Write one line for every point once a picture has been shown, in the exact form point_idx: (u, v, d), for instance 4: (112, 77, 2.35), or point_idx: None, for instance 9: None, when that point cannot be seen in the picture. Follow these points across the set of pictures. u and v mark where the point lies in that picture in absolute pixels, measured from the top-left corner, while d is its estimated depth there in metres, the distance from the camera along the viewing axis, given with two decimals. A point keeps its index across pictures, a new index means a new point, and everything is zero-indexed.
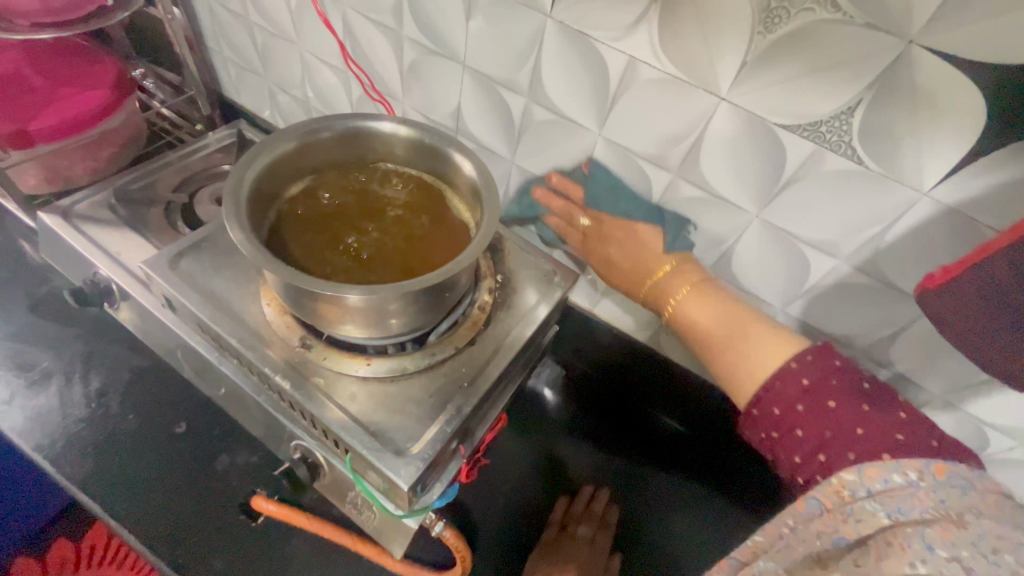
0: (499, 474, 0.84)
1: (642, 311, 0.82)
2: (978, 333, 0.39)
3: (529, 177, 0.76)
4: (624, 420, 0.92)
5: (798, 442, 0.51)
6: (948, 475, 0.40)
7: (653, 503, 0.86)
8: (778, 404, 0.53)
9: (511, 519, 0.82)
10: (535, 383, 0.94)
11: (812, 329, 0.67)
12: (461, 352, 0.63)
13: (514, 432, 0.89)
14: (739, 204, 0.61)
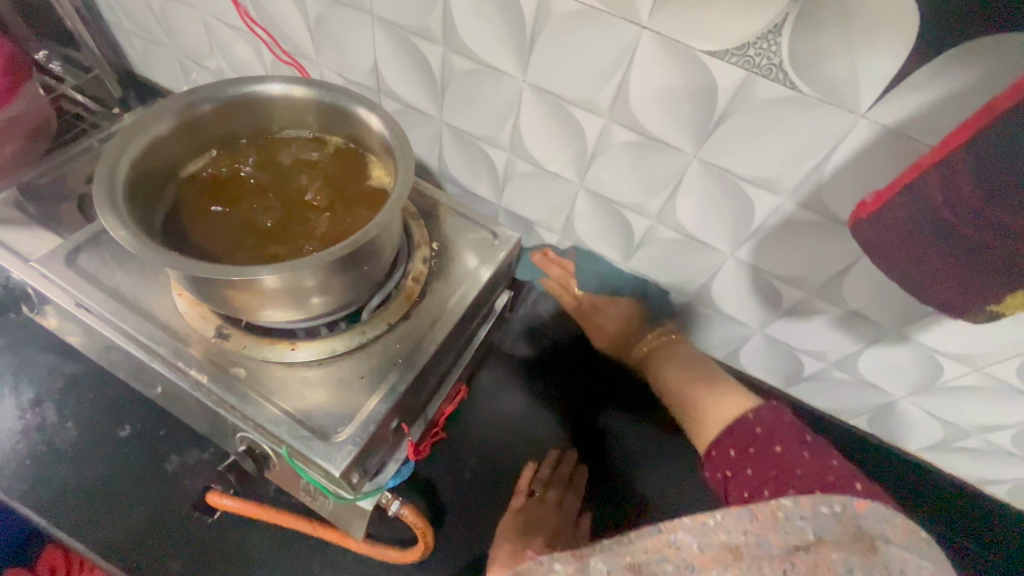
0: (465, 442, 0.84)
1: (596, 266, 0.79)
2: (912, 258, 0.36)
3: (461, 135, 0.71)
4: (602, 386, 0.90)
5: (744, 476, 0.51)
6: (867, 511, 0.44)
7: (630, 461, 0.86)
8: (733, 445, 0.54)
9: (477, 486, 0.81)
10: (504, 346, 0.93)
11: (761, 271, 0.65)
12: (396, 327, 0.59)
13: (483, 404, 0.88)
14: (675, 147, 0.57)
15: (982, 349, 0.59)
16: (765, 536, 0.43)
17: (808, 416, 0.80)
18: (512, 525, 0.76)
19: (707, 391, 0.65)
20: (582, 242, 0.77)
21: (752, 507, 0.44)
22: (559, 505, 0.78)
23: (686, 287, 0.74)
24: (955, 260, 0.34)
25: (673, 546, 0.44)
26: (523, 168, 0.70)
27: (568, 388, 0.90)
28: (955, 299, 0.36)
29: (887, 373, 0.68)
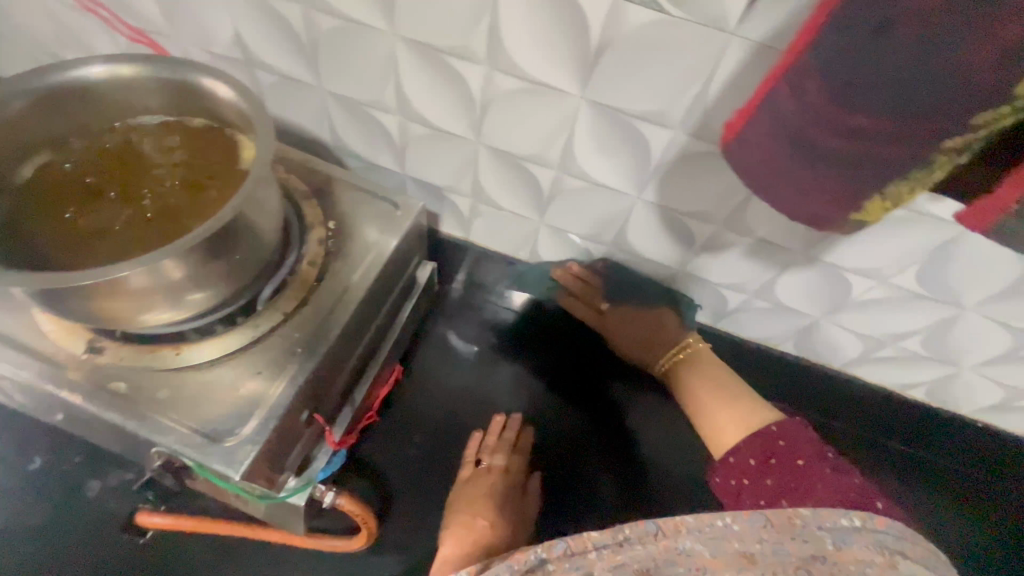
0: (410, 415, 0.84)
1: (514, 226, 0.77)
2: (778, 177, 0.34)
3: (347, 102, 0.66)
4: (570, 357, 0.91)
5: (764, 487, 0.52)
6: (887, 527, 0.45)
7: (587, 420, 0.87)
8: (753, 454, 0.54)
9: (423, 456, 0.81)
10: (449, 307, 0.93)
11: (670, 211, 0.64)
12: (294, 316, 0.56)
13: (431, 371, 0.88)
14: (561, 89, 0.54)
15: (883, 261, 0.60)
16: (782, 544, 0.43)
17: (740, 348, 0.82)
18: (460, 498, 0.76)
19: (723, 401, 0.65)
20: (494, 204, 0.74)
21: (768, 512, 0.44)
22: (506, 472, 0.79)
23: (603, 237, 0.72)
24: (817, 175, 0.32)
25: (683, 556, 0.43)
26: (418, 130, 0.66)
27: (534, 358, 0.90)
28: (828, 214, 0.34)
29: (804, 297, 0.69)
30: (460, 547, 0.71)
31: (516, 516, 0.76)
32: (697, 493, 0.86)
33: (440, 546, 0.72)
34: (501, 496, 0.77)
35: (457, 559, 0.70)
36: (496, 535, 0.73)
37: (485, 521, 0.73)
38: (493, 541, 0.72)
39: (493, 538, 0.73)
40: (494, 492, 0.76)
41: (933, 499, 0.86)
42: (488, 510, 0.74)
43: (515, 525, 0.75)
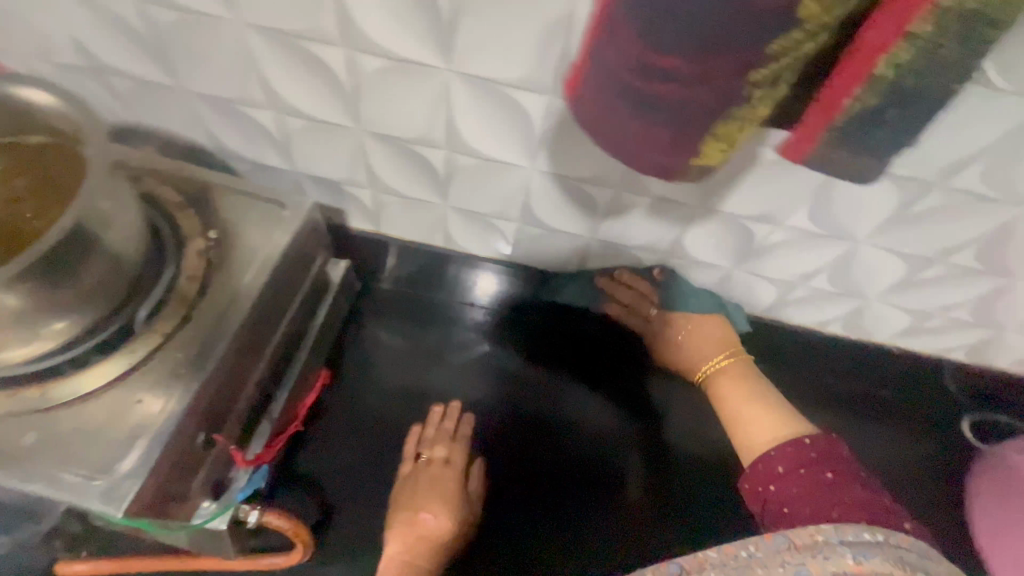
0: (345, 413, 0.82)
1: (421, 213, 0.75)
2: (621, 129, 0.32)
3: (214, 101, 0.62)
4: (535, 349, 0.89)
5: (788, 493, 0.51)
6: (911, 545, 0.42)
7: (538, 401, 0.86)
8: (782, 462, 0.54)
9: (361, 451, 0.80)
10: (384, 302, 0.91)
11: (566, 178, 0.63)
12: (176, 335, 0.52)
13: (370, 360, 0.86)
14: (426, 64, 0.51)
15: (775, 203, 0.61)
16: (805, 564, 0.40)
17: None
18: (404, 494, 0.75)
19: (763, 414, 0.62)
20: (393, 192, 0.71)
21: (790, 533, 0.43)
22: (448, 463, 0.77)
23: (509, 214, 0.71)
24: (647, 124, 0.31)
25: None
26: (296, 124, 0.63)
27: (481, 346, 0.89)
28: (671, 162, 0.33)
29: (712, 248, 0.70)
30: (407, 544, 0.71)
31: (463, 505, 0.75)
32: (659, 474, 0.83)
33: (387, 546, 0.71)
34: (444, 488, 0.74)
35: (404, 557, 0.70)
36: (443, 527, 0.72)
37: (430, 515, 0.72)
38: (440, 534, 0.72)
39: (440, 531, 0.72)
40: (437, 485, 0.74)
41: (865, 427, 0.89)
42: (432, 504, 0.73)
43: (462, 514, 0.74)
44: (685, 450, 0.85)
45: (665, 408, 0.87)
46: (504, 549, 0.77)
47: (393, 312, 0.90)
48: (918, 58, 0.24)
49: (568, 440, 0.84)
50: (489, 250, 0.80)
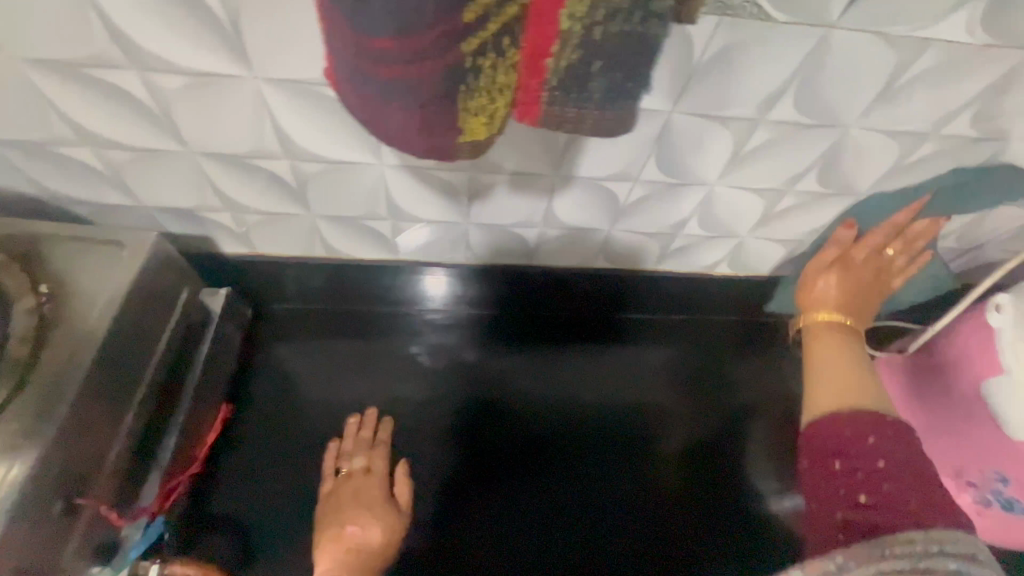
0: (256, 442, 0.78)
1: (289, 226, 0.72)
2: (374, 117, 0.31)
3: (23, 147, 0.57)
4: (505, 338, 0.90)
5: (889, 460, 0.46)
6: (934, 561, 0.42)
7: (478, 390, 0.86)
8: (865, 430, 0.48)
9: (279, 480, 0.76)
10: (287, 322, 0.88)
11: (419, 168, 0.62)
12: (11, 404, 0.49)
13: (282, 380, 0.83)
14: (228, 75, 0.49)
15: (625, 161, 0.61)
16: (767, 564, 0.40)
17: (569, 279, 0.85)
18: (326, 512, 0.72)
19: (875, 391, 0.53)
20: (250, 210, 0.68)
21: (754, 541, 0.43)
22: (368, 471, 0.76)
23: (377, 213, 0.69)
24: (398, 110, 0.30)
25: None
26: (120, 156, 0.59)
27: (415, 350, 0.88)
28: (448, 143, 0.32)
29: (584, 213, 0.71)
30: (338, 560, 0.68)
31: (390, 509, 0.73)
32: (609, 441, 0.83)
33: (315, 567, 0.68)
34: (367, 496, 0.73)
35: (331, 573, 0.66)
36: (373, 534, 0.70)
37: (357, 526, 0.70)
38: (372, 541, 0.70)
39: (372, 540, 0.70)
40: (360, 495, 0.73)
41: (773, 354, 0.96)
42: (357, 512, 0.71)
43: (390, 518, 0.72)
44: (636, 411, 0.86)
45: (625, 371, 0.90)
46: (528, 535, 0.76)
47: (300, 328, 0.87)
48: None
49: (546, 420, 0.84)
50: (372, 251, 0.79)
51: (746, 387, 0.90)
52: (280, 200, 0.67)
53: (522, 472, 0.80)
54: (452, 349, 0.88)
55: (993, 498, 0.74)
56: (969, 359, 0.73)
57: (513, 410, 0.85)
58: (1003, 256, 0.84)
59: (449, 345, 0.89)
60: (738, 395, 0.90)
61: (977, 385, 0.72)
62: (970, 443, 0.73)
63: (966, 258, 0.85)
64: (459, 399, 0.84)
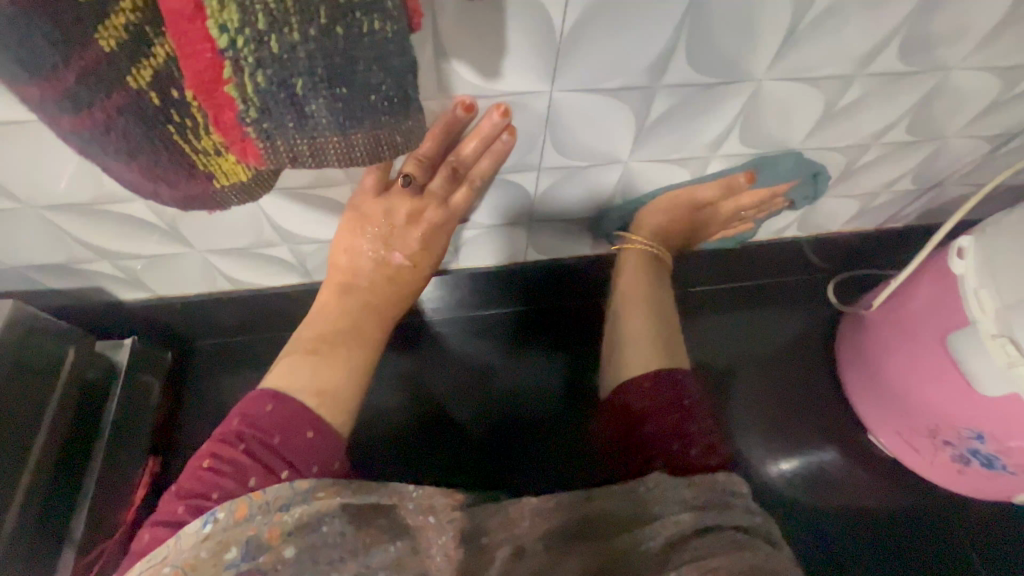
0: None
1: (180, 265, 0.66)
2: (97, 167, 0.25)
3: None
4: (470, 337, 0.84)
5: (669, 411, 0.48)
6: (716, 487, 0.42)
7: (448, 396, 0.81)
8: (651, 383, 0.51)
9: None
10: (219, 353, 0.81)
11: (292, 189, 0.55)
12: None
13: (218, 416, 0.77)
14: (20, 120, 0.42)
15: (518, 150, 0.54)
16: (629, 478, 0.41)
17: (524, 270, 0.79)
18: (349, 223, 0.52)
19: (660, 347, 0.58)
20: (130, 256, 0.63)
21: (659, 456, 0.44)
22: (415, 189, 0.51)
23: (268, 239, 0.63)
24: (107, 162, 0.24)
25: None
26: None
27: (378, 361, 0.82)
28: (200, 190, 0.27)
29: (494, 209, 0.64)
30: (330, 316, 0.51)
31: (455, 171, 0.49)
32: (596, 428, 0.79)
33: (312, 321, 0.51)
34: (384, 218, 0.51)
35: (328, 339, 0.49)
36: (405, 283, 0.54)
37: (403, 258, 0.53)
38: (427, 254, 0.54)
39: (420, 269, 0.54)
40: (406, 222, 0.52)
41: (733, 320, 0.91)
42: (401, 244, 0.52)
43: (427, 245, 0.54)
44: None
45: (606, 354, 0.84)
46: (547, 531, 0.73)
47: (235, 358, 0.81)
48: (240, 12, 0.17)
49: (524, 416, 0.79)
50: (282, 277, 0.72)
51: (715, 346, 0.89)
52: (155, 241, 0.60)
53: (559, 468, 0.76)
54: (467, 351, 0.83)
55: (971, 456, 0.69)
56: (931, 311, 0.68)
57: (489, 411, 0.80)
58: (965, 190, 0.78)
59: (461, 349, 0.84)
60: (716, 354, 0.88)
61: (941, 339, 0.66)
62: (941, 400, 0.68)
63: (925, 197, 0.78)
64: (428, 409, 0.80)
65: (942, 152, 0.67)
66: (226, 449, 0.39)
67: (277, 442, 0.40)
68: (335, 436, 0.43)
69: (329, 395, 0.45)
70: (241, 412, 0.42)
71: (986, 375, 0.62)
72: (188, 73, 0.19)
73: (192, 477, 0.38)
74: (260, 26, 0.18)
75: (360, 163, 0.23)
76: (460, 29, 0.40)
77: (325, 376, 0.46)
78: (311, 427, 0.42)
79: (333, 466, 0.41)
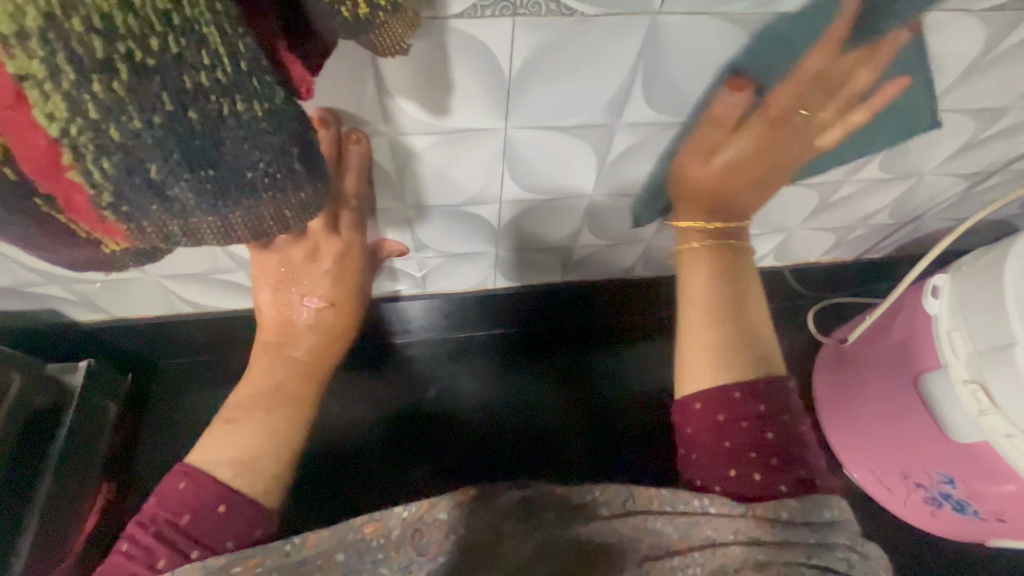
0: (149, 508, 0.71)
1: (135, 289, 0.64)
2: None
3: None
4: (463, 358, 0.83)
5: (757, 436, 0.40)
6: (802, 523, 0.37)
7: (443, 418, 0.80)
8: (722, 408, 0.41)
9: None
10: (183, 370, 0.79)
11: None
12: None
13: (180, 434, 0.76)
14: None
15: (474, 183, 0.52)
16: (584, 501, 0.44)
17: (515, 294, 0.78)
18: (266, 280, 0.50)
19: (748, 337, 0.45)
20: (84, 279, 0.61)
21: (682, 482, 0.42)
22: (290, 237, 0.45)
23: (224, 266, 0.61)
24: None
25: None
26: None
27: (365, 386, 0.81)
28: (87, 254, 0.26)
29: (455, 238, 0.62)
30: (257, 379, 0.49)
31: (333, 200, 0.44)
32: (599, 437, 0.80)
33: (244, 383, 0.49)
34: (284, 265, 0.48)
35: (250, 403, 0.47)
36: (329, 326, 0.51)
37: (319, 300, 0.49)
38: (342, 285, 0.50)
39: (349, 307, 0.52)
40: (304, 260, 0.47)
41: None
42: (308, 284, 0.49)
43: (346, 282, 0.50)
44: (622, 409, 0.82)
45: (602, 368, 0.84)
46: None
47: (200, 376, 0.79)
48: (67, 102, 0.18)
49: (525, 432, 0.79)
50: (241, 301, 0.70)
51: None
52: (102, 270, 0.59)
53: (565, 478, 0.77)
54: (446, 376, 0.82)
55: (942, 499, 0.68)
56: (906, 350, 0.66)
57: (488, 429, 0.79)
58: (946, 223, 0.76)
59: (438, 373, 0.82)
60: None
61: (915, 380, 0.65)
62: (911, 443, 0.67)
63: (905, 230, 0.77)
64: (423, 432, 0.79)
65: (919, 188, 0.65)
66: (140, 530, 0.39)
67: (187, 522, 0.39)
68: (251, 506, 0.41)
69: (248, 464, 0.43)
70: (158, 491, 0.41)
71: (958, 421, 0.61)
72: (23, 158, 0.20)
73: (111, 561, 0.39)
74: (93, 115, 0.19)
75: (240, 239, 0.24)
76: (401, 70, 0.39)
77: (244, 444, 0.44)
78: (223, 500, 0.40)
79: (253, 535, 0.40)
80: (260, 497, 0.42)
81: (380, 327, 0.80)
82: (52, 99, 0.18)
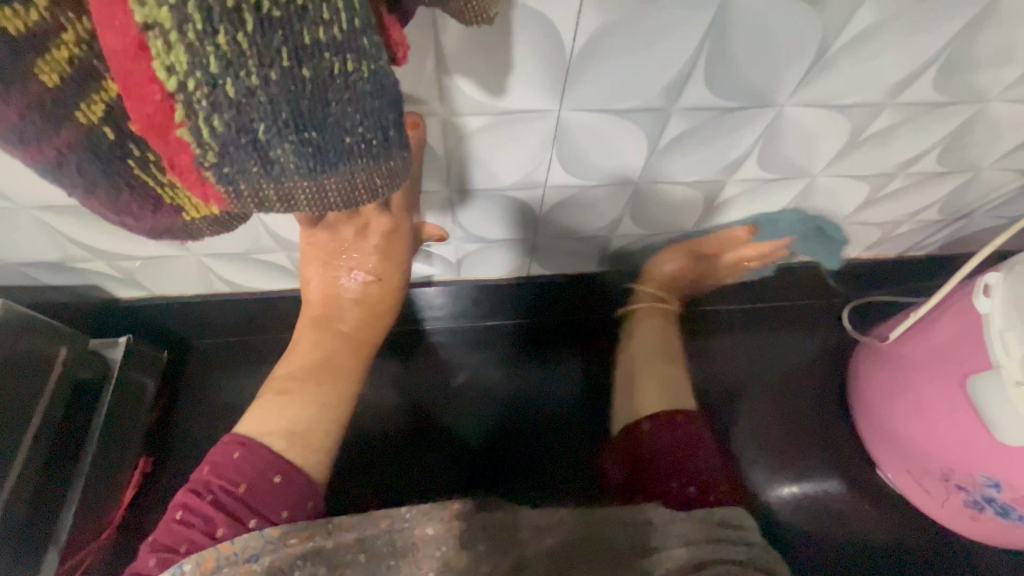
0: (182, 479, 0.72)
1: (175, 266, 0.65)
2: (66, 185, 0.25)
3: None
4: (490, 343, 0.83)
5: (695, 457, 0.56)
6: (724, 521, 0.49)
7: (469, 402, 0.79)
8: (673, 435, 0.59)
9: None
10: (216, 348, 0.79)
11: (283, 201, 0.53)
12: None
13: (213, 411, 0.77)
14: None
15: (521, 167, 0.52)
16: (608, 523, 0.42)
17: (546, 280, 0.77)
18: (315, 255, 0.49)
19: (672, 381, 0.69)
20: (126, 256, 0.61)
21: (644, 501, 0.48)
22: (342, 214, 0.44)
23: (265, 245, 0.61)
24: None
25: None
26: None
27: (393, 371, 0.81)
28: None
29: (495, 223, 0.62)
30: (304, 353, 0.50)
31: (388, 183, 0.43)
32: None
33: (290, 358, 0.50)
34: (335, 240, 0.47)
35: (302, 374, 0.49)
36: (374, 301, 0.51)
37: (365, 274, 0.49)
38: (390, 263, 0.49)
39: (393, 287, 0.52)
40: (354, 236, 0.47)
41: (745, 345, 0.87)
42: (359, 258, 0.48)
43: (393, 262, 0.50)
44: None
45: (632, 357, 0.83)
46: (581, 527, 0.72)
47: (232, 355, 0.79)
48: (189, 54, 0.19)
49: (552, 417, 0.78)
50: (277, 282, 0.70)
51: (735, 367, 0.86)
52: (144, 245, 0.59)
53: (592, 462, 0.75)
54: (474, 363, 0.82)
55: (985, 503, 0.67)
56: (954, 351, 0.64)
57: (514, 413, 0.79)
58: (997, 221, 0.74)
59: (464, 361, 0.82)
60: (735, 375, 0.86)
61: (962, 381, 0.63)
62: (953, 445, 0.66)
63: (952, 228, 0.75)
64: (450, 416, 0.78)
65: (973, 183, 0.63)
66: (194, 500, 0.40)
67: (244, 492, 0.41)
68: (302, 476, 0.44)
69: (302, 436, 0.46)
70: (211, 461, 0.43)
71: (1007, 424, 0.59)
72: (135, 112, 0.21)
73: (165, 529, 0.40)
74: (213, 69, 0.20)
75: (329, 208, 0.25)
76: (464, 47, 0.38)
77: (296, 416, 0.46)
78: (279, 471, 0.43)
79: (307, 507, 0.43)
80: (312, 469, 0.45)
81: (409, 312, 0.80)
82: (176, 52, 0.19)
